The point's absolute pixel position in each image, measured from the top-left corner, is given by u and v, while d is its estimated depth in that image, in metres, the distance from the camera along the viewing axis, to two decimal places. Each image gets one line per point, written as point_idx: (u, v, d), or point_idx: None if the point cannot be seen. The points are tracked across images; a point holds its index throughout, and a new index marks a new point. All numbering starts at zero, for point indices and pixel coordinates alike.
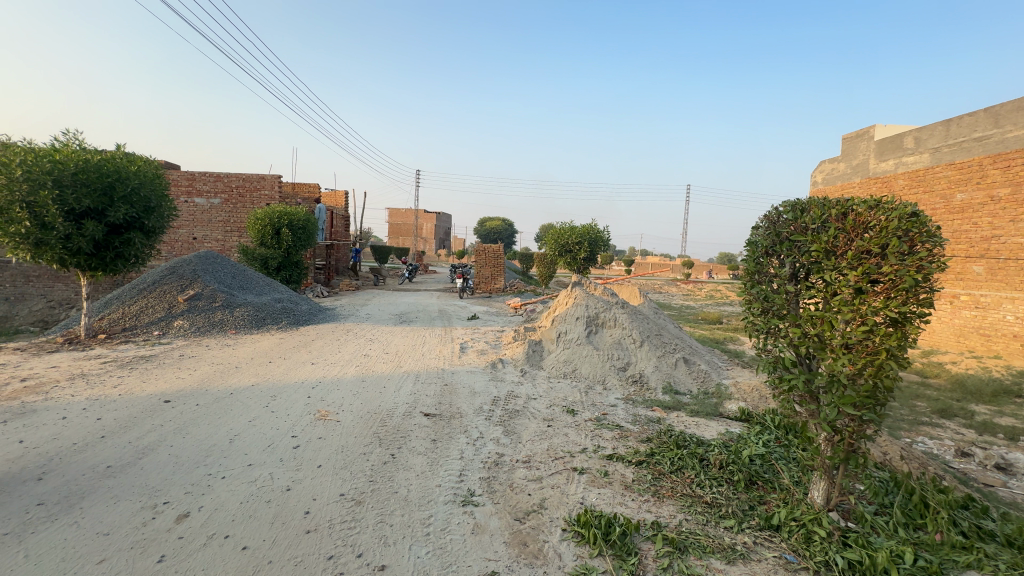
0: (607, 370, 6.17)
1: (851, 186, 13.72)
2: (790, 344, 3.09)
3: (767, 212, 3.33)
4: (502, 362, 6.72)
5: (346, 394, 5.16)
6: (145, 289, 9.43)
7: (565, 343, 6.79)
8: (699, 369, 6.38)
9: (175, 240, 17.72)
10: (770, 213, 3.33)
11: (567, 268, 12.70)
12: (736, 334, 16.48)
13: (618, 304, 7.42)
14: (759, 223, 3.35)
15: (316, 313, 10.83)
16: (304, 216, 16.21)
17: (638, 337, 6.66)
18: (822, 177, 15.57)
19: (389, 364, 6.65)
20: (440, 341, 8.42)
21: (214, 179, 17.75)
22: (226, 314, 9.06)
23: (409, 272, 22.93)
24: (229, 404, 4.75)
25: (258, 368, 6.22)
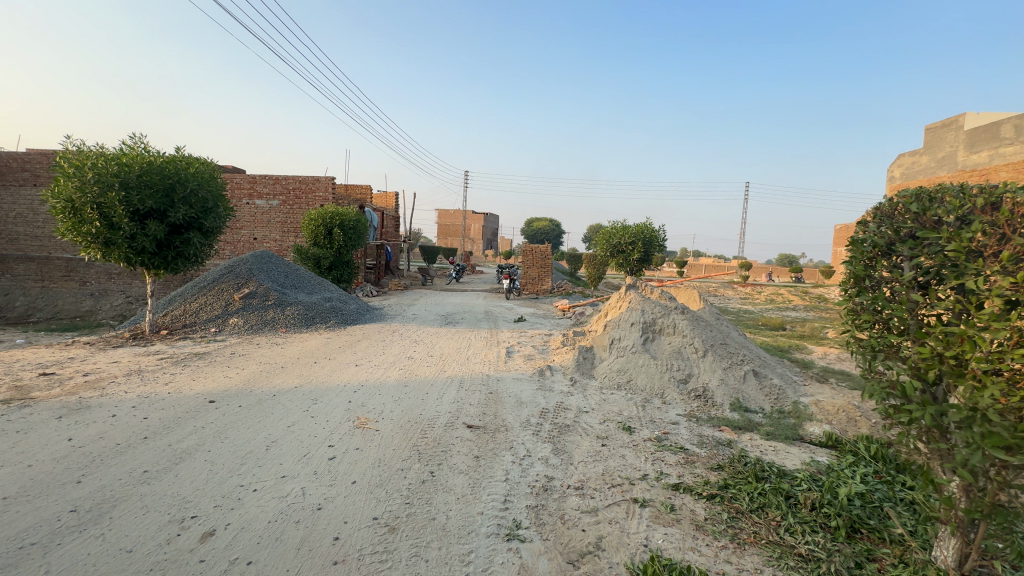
0: (666, 382, 5.62)
1: None
2: (913, 366, 2.50)
3: (881, 204, 2.73)
4: (550, 369, 6.30)
5: (387, 400, 4.94)
6: (204, 287, 9.78)
7: (619, 350, 6.28)
8: (772, 385, 5.69)
9: (238, 240, 18.59)
10: (885, 205, 2.73)
11: (619, 270, 12.12)
12: (802, 341, 15.23)
13: (678, 309, 6.82)
14: (871, 217, 2.76)
15: (364, 313, 10.86)
16: (355, 217, 16.51)
17: (701, 347, 6.06)
18: None
19: (433, 368, 6.42)
20: (486, 344, 8.12)
21: (273, 182, 18.47)
22: (277, 312, 9.19)
23: (457, 272, 23.00)
24: (270, 407, 4.64)
25: (303, 368, 6.16)
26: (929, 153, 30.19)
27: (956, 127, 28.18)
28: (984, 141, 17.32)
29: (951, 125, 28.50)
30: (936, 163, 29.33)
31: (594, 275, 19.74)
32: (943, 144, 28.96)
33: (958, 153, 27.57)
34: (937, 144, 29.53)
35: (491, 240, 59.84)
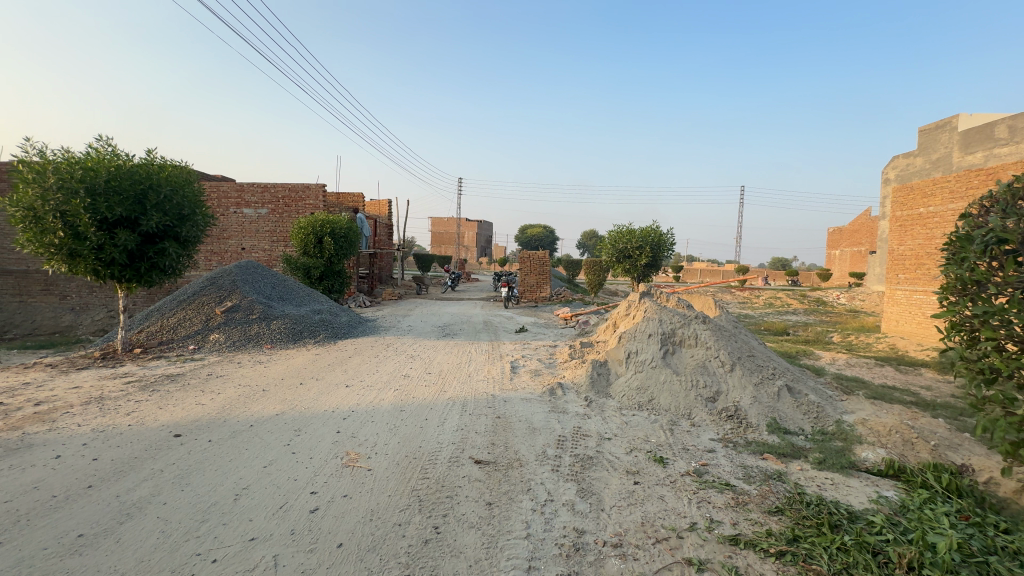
0: (693, 401, 5.05)
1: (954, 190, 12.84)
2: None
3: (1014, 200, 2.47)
4: (561, 387, 5.70)
5: (380, 430, 4.31)
6: (184, 300, 9.12)
7: (636, 365, 5.70)
8: (810, 402, 5.14)
9: (225, 250, 17.92)
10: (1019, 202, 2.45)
11: (625, 275, 11.58)
12: (810, 347, 14.75)
13: (698, 318, 6.27)
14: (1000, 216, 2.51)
15: (356, 325, 10.22)
16: (346, 224, 15.90)
17: (728, 360, 5.50)
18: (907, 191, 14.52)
19: (432, 388, 5.81)
20: (487, 359, 7.51)
21: (261, 191, 17.84)
22: (262, 327, 8.55)
23: (453, 280, 22.41)
24: (245, 442, 4.00)
25: (288, 391, 5.53)
26: (924, 155, 30.12)
27: (949, 128, 28.13)
28: (980, 141, 16.92)
29: (945, 127, 28.44)
30: (930, 165, 29.24)
31: (594, 281, 19.27)
32: (937, 146, 28.90)
33: (953, 154, 27.49)
34: (931, 146, 29.47)
35: (486, 248, 59.36)
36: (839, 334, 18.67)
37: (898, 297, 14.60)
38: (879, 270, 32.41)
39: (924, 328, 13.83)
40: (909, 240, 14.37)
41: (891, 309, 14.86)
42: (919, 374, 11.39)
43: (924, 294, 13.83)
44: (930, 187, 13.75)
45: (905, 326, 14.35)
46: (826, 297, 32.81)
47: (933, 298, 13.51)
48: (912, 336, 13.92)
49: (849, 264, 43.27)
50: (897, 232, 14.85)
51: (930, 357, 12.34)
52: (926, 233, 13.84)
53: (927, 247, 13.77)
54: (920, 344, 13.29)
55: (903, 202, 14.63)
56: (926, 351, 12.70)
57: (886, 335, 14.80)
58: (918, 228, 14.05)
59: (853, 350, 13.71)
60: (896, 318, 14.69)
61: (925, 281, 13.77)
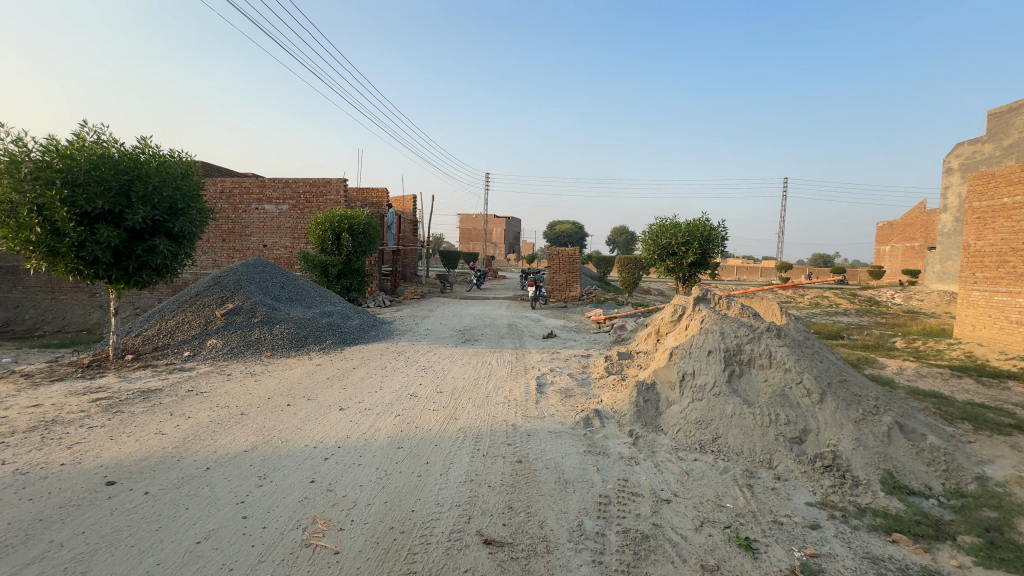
0: (773, 444, 3.88)
1: None
2: None
3: None
4: (598, 416, 4.60)
5: (367, 479, 3.33)
6: (185, 302, 8.47)
7: (694, 392, 4.54)
8: (931, 445, 3.89)
9: (247, 247, 17.55)
10: None
11: (668, 275, 10.31)
12: (871, 353, 13.04)
13: (770, 330, 5.03)
14: None
15: (369, 329, 9.35)
16: (365, 220, 15.15)
17: (815, 389, 4.28)
18: (984, 181, 12.59)
19: (442, 413, 4.82)
20: (510, 373, 6.47)
21: (282, 186, 17.35)
22: (263, 332, 7.78)
23: (478, 278, 21.52)
24: (189, 496, 3.07)
25: (270, 415, 4.62)
26: (993, 141, 27.28)
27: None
28: None
29: (1019, 109, 25.63)
30: (1002, 152, 26.49)
31: (628, 280, 17.98)
32: (1011, 130, 26.14)
33: None
34: (1003, 131, 26.69)
35: (513, 244, 58.29)
36: (902, 339, 16.71)
37: (975, 299, 12.64)
38: (939, 267, 29.64)
39: (1008, 335, 11.89)
40: (989, 234, 12.43)
41: (966, 312, 12.90)
42: (1008, 389, 9.65)
43: (1008, 295, 11.89)
44: (1017, 174, 11.79)
45: (983, 332, 12.42)
46: (878, 296, 30.29)
47: (1020, 300, 11.56)
48: (992, 344, 12.00)
49: (900, 262, 40.11)
50: (973, 226, 12.85)
51: (1020, 368, 10.52)
52: (1011, 227, 11.89)
53: (1012, 242, 11.84)
54: (1003, 352, 11.43)
55: (981, 191, 12.68)
56: (1012, 361, 10.86)
57: (959, 341, 12.89)
58: (1001, 221, 12.10)
59: (922, 358, 11.96)
60: (972, 322, 12.74)
61: (1010, 281, 11.83)
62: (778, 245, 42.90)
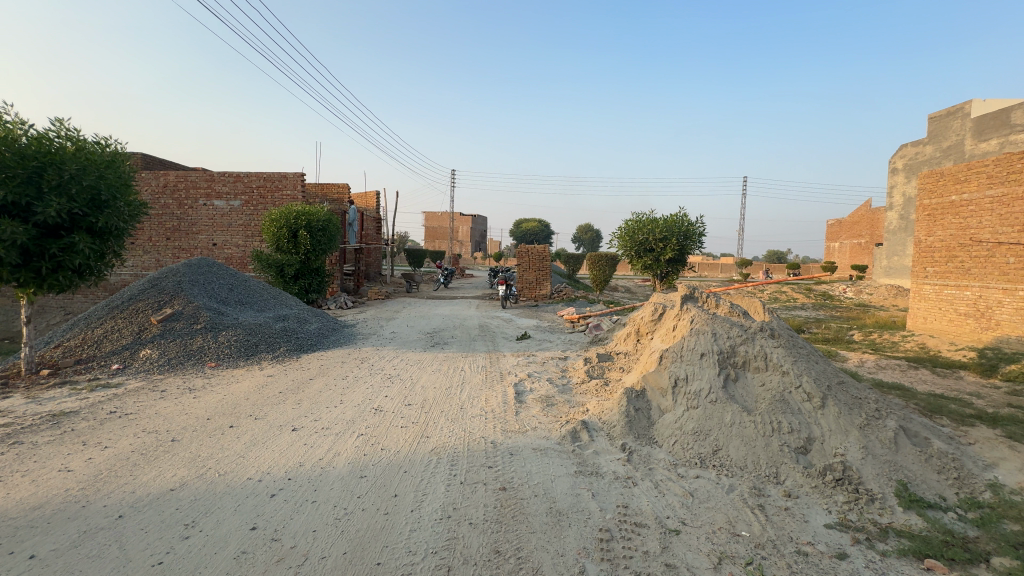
0: (778, 457, 3.57)
1: (997, 177, 11.33)
2: None
3: None
4: (585, 429, 4.17)
5: (323, 522, 2.77)
6: (116, 308, 7.51)
7: (688, 399, 4.19)
8: (938, 450, 3.66)
9: (195, 247, 16.27)
10: None
11: (644, 272, 10.06)
12: (833, 346, 13.23)
13: (763, 329, 4.74)
14: None
15: (329, 333, 8.62)
16: (324, 216, 14.24)
17: (816, 393, 4.01)
18: (932, 179, 12.91)
19: (412, 430, 4.27)
20: (485, 380, 5.96)
21: (233, 180, 16.18)
22: (207, 339, 6.97)
23: (445, 277, 20.88)
24: (90, 559, 2.43)
25: (207, 440, 3.94)
26: (933, 143, 28.79)
27: (961, 115, 26.96)
28: None
29: (956, 113, 27.20)
30: (942, 153, 28.02)
31: (598, 277, 17.77)
32: (949, 133, 27.70)
33: (965, 142, 26.29)
34: (942, 133, 28.22)
35: (479, 242, 57.63)
36: (859, 332, 17.13)
37: (926, 292, 12.87)
38: (886, 262, 31.12)
39: (957, 326, 12.13)
40: (938, 230, 12.71)
41: (918, 305, 13.16)
42: (962, 378, 9.85)
43: (957, 289, 12.15)
44: (964, 172, 12.09)
45: (934, 324, 12.68)
46: (832, 290, 31.52)
47: (967, 293, 11.86)
48: (942, 336, 12.26)
49: (849, 257, 42.06)
50: (923, 223, 13.12)
51: (970, 358, 10.75)
52: (959, 223, 12.18)
53: (960, 238, 12.11)
54: (953, 343, 11.73)
55: (930, 189, 12.97)
56: (963, 351, 11.15)
57: (911, 333, 13.17)
58: (950, 218, 12.39)
59: (879, 350, 12.20)
60: (924, 315, 12.99)
61: (958, 274, 12.10)
62: (738, 242, 44.19)
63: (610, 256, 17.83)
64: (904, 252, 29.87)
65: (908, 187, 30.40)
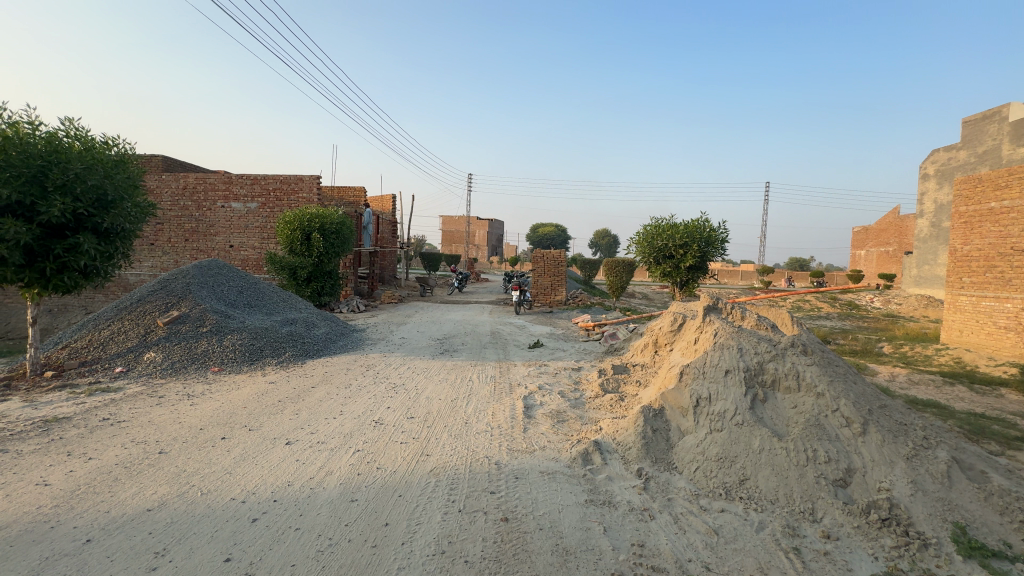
0: (814, 490, 3.20)
1: None
2: None
3: None
4: (598, 450, 3.84)
5: (303, 555, 2.50)
6: (124, 309, 7.44)
7: (711, 421, 3.83)
8: (999, 487, 3.25)
9: (212, 248, 16.40)
10: None
11: (663, 279, 9.67)
12: (860, 359, 12.54)
13: (795, 345, 4.36)
14: None
15: (336, 338, 8.44)
16: (338, 219, 14.16)
17: (856, 418, 3.62)
18: (969, 184, 12.20)
19: (412, 447, 4.00)
20: (493, 391, 5.67)
21: (251, 183, 16.27)
22: (211, 343, 6.83)
23: (459, 282, 20.70)
24: None
25: (195, 454, 3.72)
26: (967, 148, 27.60)
27: (998, 119, 25.82)
28: None
29: (992, 117, 26.05)
30: (976, 158, 26.84)
31: (615, 283, 17.37)
32: (984, 138, 26.53)
33: (1002, 147, 25.15)
34: (977, 138, 27.05)
35: (496, 246, 57.50)
36: (888, 344, 16.36)
37: (962, 304, 12.12)
38: (916, 271, 29.90)
39: (996, 340, 11.39)
40: (975, 238, 11.97)
41: (953, 317, 12.42)
42: (1003, 397, 9.14)
43: (996, 300, 11.41)
44: (1004, 177, 11.37)
45: (970, 338, 11.92)
46: (857, 300, 30.46)
47: (1008, 305, 11.11)
48: (979, 350, 11.52)
49: (876, 265, 40.69)
50: (959, 231, 12.40)
51: (1010, 375, 10.04)
52: (998, 231, 11.45)
53: (1000, 247, 11.37)
54: (992, 358, 10.97)
55: (968, 195, 12.23)
56: (1003, 367, 10.40)
57: (945, 347, 12.42)
58: (989, 226, 11.66)
59: (911, 363, 11.49)
60: (959, 328, 12.24)
61: (998, 285, 11.35)
62: (759, 249, 43.17)
63: (627, 262, 17.43)
64: (935, 261, 28.69)
65: (940, 193, 29.20)
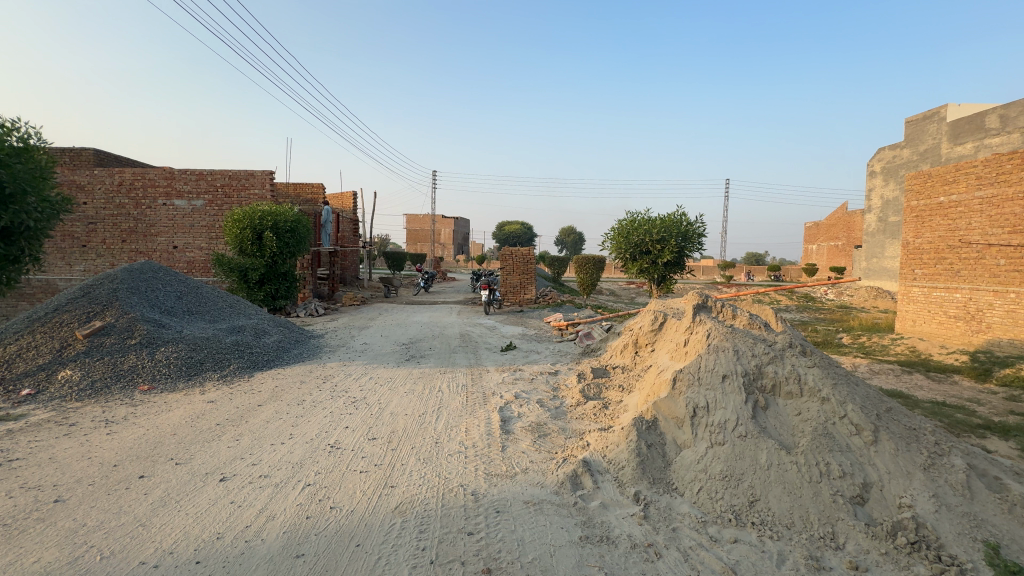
0: (832, 511, 2.86)
1: (986, 174, 10.33)
2: None
3: None
4: (589, 471, 3.39)
5: None
6: (36, 321, 6.45)
7: (712, 433, 3.44)
8: (1020, 497, 2.99)
9: (153, 250, 15.07)
10: None
11: (639, 275, 9.40)
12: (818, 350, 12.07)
13: (792, 344, 4.05)
14: None
15: (290, 346, 7.69)
16: (293, 216, 13.21)
17: (866, 425, 3.31)
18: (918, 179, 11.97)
19: (373, 477, 3.43)
20: (465, 403, 5.15)
21: (196, 178, 15.03)
22: (141, 357, 6.00)
23: (425, 281, 19.97)
24: None
25: (101, 502, 3.02)
26: (910, 146, 28.99)
27: (938, 119, 27.21)
28: None
29: (933, 117, 27.43)
30: (918, 156, 28.21)
31: (585, 280, 17.07)
32: (925, 137, 27.90)
33: (941, 145, 26.48)
34: (919, 137, 28.42)
35: (462, 244, 56.69)
36: (847, 335, 16.74)
37: (914, 295, 11.78)
38: (866, 264, 31.26)
39: (948, 329, 11.05)
40: (926, 232, 11.63)
41: (905, 308, 12.05)
42: (958, 383, 8.71)
43: (947, 291, 11.06)
44: (952, 173, 11.07)
45: (923, 328, 11.56)
46: (813, 292, 31.58)
47: (957, 295, 10.81)
48: (931, 339, 11.17)
49: (827, 259, 42.53)
50: (911, 225, 12.06)
51: (963, 362, 9.60)
52: (948, 224, 11.13)
53: (949, 239, 11.06)
54: (944, 346, 10.57)
55: (918, 190, 11.92)
56: (955, 355, 10.00)
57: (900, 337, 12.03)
58: (938, 220, 11.34)
59: (869, 353, 10.98)
60: (913, 318, 11.87)
61: (947, 277, 11.05)
62: (719, 244, 44.24)
63: (597, 258, 17.18)
64: (882, 254, 29.99)
65: (886, 190, 30.48)
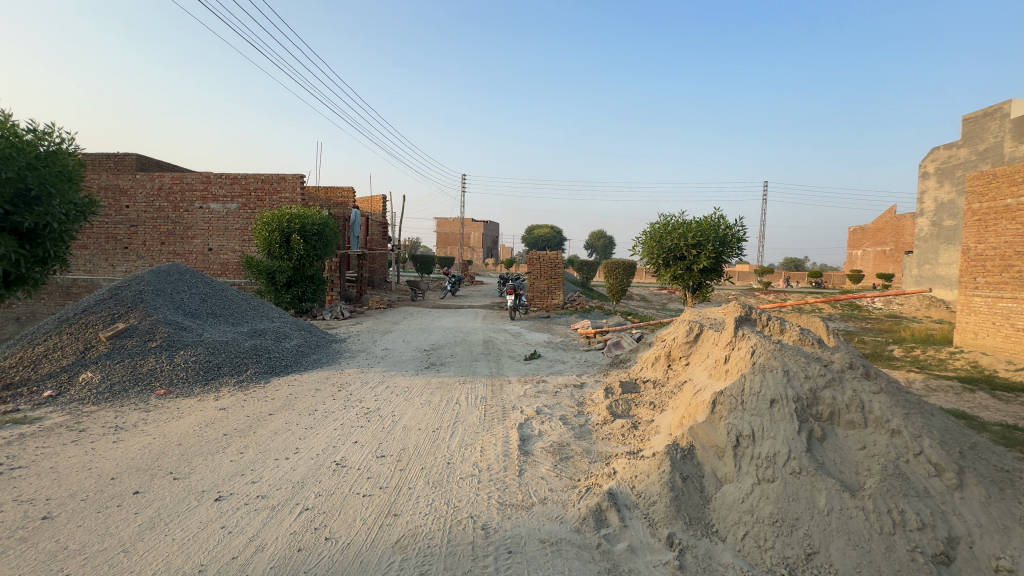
0: (908, 572, 2.40)
1: None
2: None
3: None
4: (615, 506, 2.99)
5: None
6: (64, 322, 6.52)
7: (759, 468, 2.99)
8: None
9: (190, 252, 15.47)
10: None
11: (673, 282, 8.88)
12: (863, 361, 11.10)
13: (852, 365, 3.55)
14: None
15: (310, 351, 7.57)
16: (321, 219, 13.26)
17: (947, 466, 2.82)
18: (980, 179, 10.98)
19: (375, 502, 3.13)
20: (483, 417, 4.82)
21: (230, 182, 15.37)
22: (160, 360, 5.96)
23: (452, 285, 19.85)
24: None
25: (88, 521, 2.83)
26: (968, 145, 27.05)
27: (999, 116, 25.28)
28: None
29: (993, 114, 25.53)
30: (977, 156, 26.28)
31: (615, 286, 16.54)
32: (985, 135, 25.96)
33: (1004, 144, 24.55)
34: (977, 135, 26.49)
35: (491, 248, 56.68)
36: (898, 347, 15.56)
37: (976, 305, 10.63)
38: (917, 271, 29.38)
39: (1015, 343, 9.91)
40: (990, 236, 10.56)
41: (965, 318, 10.90)
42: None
43: (1014, 301, 9.94)
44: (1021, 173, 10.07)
45: (986, 340, 10.43)
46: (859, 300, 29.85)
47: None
48: (995, 353, 10.04)
49: (872, 266, 40.34)
50: (972, 231, 10.99)
51: None
52: (1016, 228, 10.06)
53: (1017, 245, 9.99)
54: (1011, 362, 9.52)
55: (980, 192, 10.86)
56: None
57: (958, 351, 10.85)
58: (1004, 224, 10.29)
59: (923, 368, 9.95)
60: (973, 330, 10.70)
61: (1015, 286, 9.94)
62: (756, 250, 42.60)
63: (627, 263, 16.63)
64: (936, 260, 28.05)
65: (940, 192, 28.50)
